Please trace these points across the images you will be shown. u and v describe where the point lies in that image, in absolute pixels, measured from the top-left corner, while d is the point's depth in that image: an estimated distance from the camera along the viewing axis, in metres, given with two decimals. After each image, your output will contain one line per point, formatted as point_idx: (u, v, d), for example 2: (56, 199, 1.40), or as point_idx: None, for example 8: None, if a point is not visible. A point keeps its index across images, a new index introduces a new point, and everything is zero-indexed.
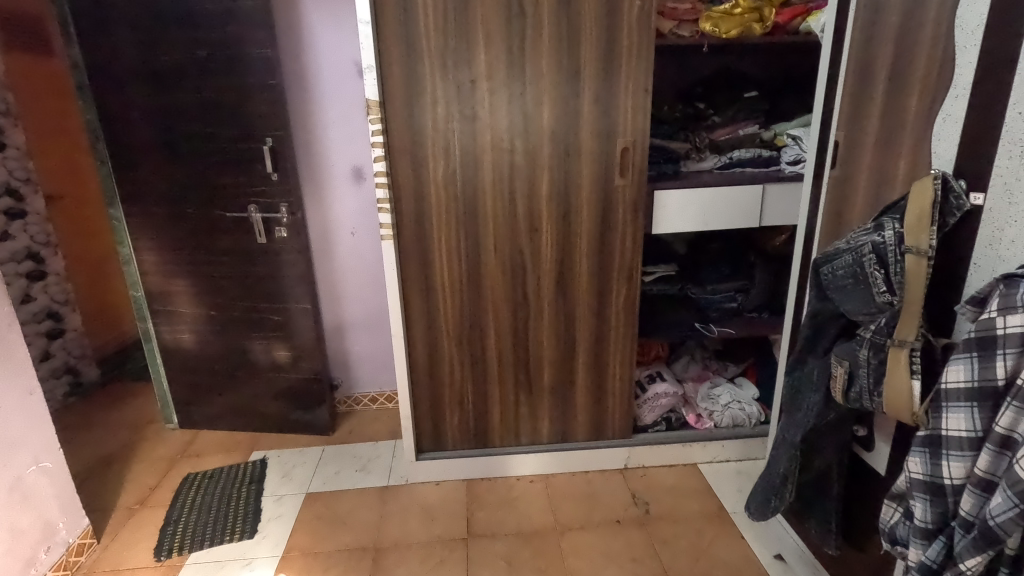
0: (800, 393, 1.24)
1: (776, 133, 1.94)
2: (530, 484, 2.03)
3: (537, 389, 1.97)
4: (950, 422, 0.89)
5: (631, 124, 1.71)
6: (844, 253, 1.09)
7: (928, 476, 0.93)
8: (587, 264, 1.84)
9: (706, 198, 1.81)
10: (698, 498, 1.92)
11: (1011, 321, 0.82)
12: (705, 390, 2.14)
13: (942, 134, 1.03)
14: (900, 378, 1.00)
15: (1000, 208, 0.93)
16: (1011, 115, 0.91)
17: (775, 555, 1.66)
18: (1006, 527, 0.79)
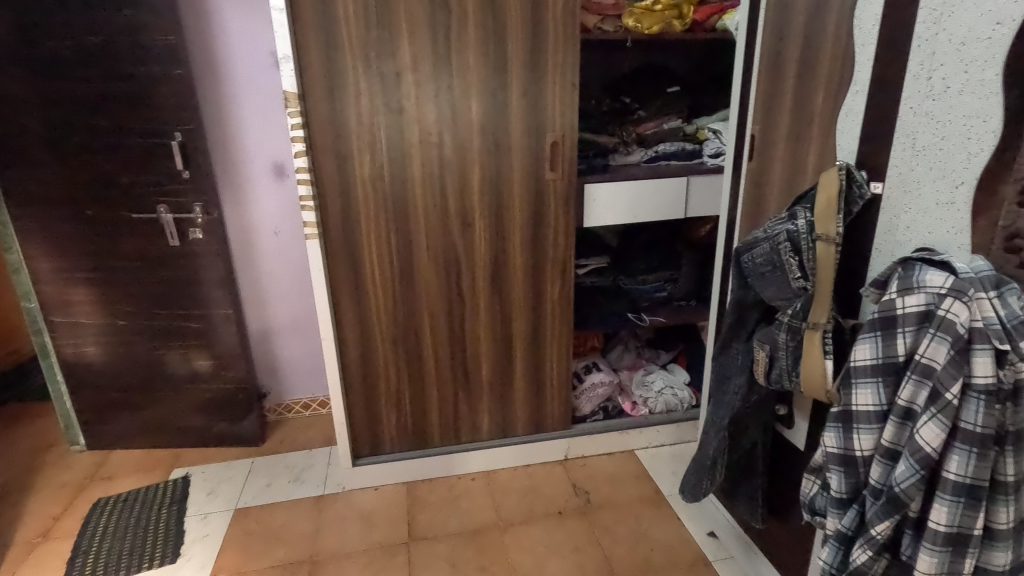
0: (725, 377, 1.29)
1: (698, 126, 2.00)
2: (473, 481, 2.01)
3: (476, 387, 1.95)
4: (859, 397, 0.95)
5: (559, 118, 1.71)
6: (762, 242, 1.13)
7: (842, 449, 1.00)
8: (522, 260, 1.84)
9: (634, 192, 1.87)
10: (636, 483, 1.97)
11: (909, 301, 0.89)
12: (640, 377, 2.20)
13: (845, 128, 1.10)
14: (815, 360, 1.06)
15: (896, 196, 1.01)
16: (904, 110, 0.98)
17: (708, 532, 1.74)
18: (909, 493, 0.87)
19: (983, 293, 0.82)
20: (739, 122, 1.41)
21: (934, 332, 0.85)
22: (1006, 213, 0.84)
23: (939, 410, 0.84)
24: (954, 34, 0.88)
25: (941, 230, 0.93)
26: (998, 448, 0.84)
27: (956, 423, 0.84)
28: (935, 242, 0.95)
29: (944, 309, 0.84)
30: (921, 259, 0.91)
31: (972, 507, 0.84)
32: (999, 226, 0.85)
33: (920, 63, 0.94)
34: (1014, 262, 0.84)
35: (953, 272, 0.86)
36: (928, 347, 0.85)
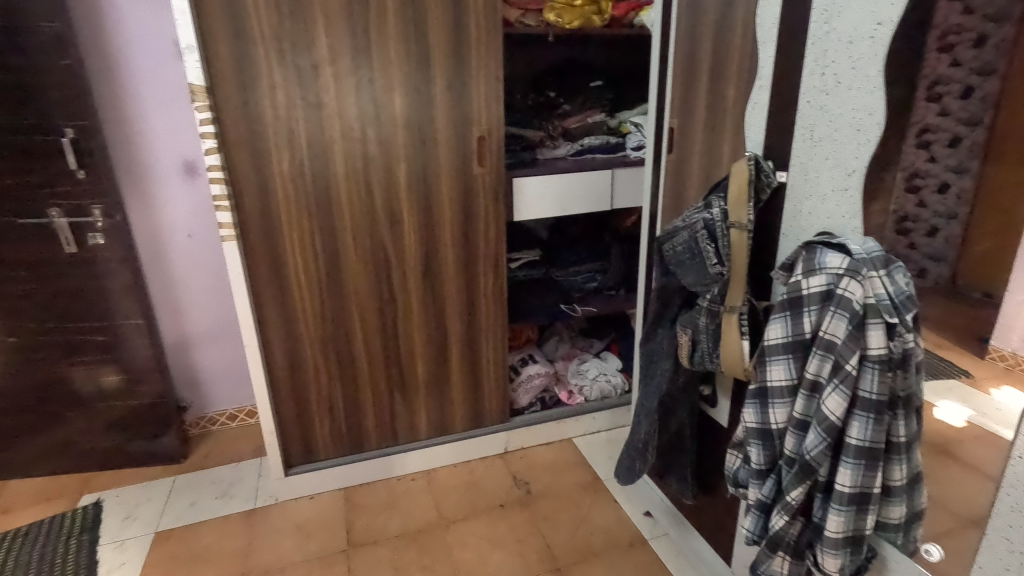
0: (652, 362, 1.34)
1: (620, 120, 2.06)
2: (413, 482, 1.99)
3: (412, 385, 1.92)
4: (773, 373, 1.02)
5: (484, 112, 1.71)
6: (680, 231, 1.18)
7: (759, 423, 1.06)
8: (453, 256, 1.82)
9: (562, 185, 1.89)
10: (575, 470, 2.01)
11: (813, 282, 0.95)
12: (575, 365, 2.24)
13: (752, 121, 1.16)
14: (732, 340, 1.13)
15: (798, 184, 1.08)
16: (802, 104, 1.04)
17: (644, 512, 1.80)
18: (818, 459, 0.94)
19: (874, 272, 0.90)
20: (657, 116, 1.46)
21: (834, 309, 0.92)
22: (897, 198, 0.96)
23: (841, 380, 0.91)
24: (843, 33, 0.95)
25: (838, 215, 1.01)
26: (891, 412, 0.93)
27: (856, 392, 0.91)
28: (833, 227, 1.02)
29: (843, 288, 0.91)
30: (821, 242, 0.98)
31: (871, 468, 0.92)
32: (890, 211, 0.96)
33: (814, 60, 1.01)
34: (904, 241, 0.96)
35: (849, 254, 0.93)
36: (829, 323, 0.92)
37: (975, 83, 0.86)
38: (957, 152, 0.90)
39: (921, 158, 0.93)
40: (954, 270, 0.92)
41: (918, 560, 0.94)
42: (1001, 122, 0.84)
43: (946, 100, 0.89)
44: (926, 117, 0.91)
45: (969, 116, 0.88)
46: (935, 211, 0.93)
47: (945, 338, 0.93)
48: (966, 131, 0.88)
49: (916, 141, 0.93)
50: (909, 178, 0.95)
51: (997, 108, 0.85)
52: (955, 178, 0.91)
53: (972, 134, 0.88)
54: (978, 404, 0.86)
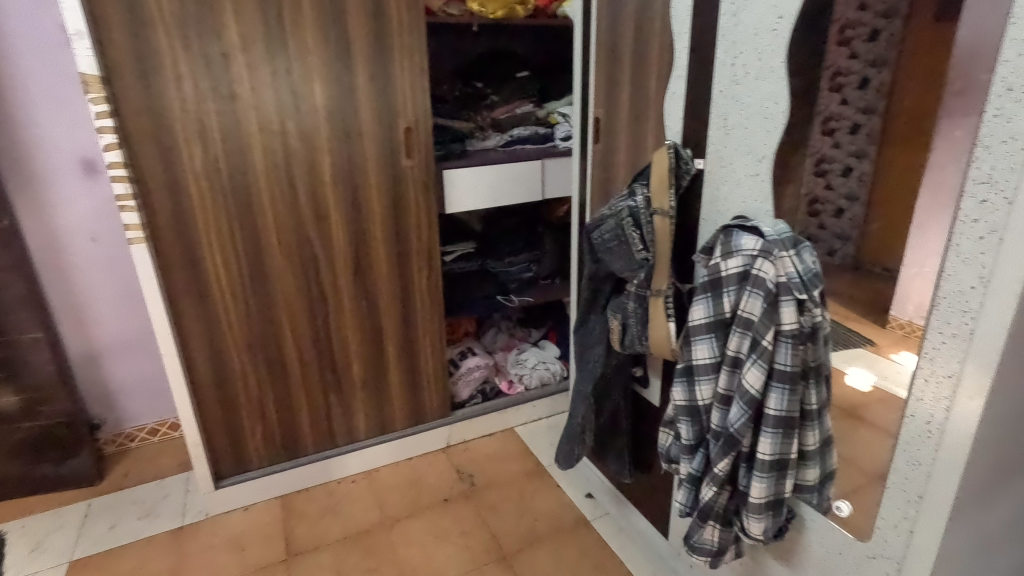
0: (586, 347, 1.37)
1: (549, 111, 2.06)
2: (353, 484, 1.94)
3: (348, 385, 1.87)
4: (698, 352, 1.07)
5: (410, 103, 1.67)
6: (607, 219, 1.20)
7: (688, 401, 1.11)
8: (385, 251, 1.78)
9: (493, 176, 1.89)
10: (518, 459, 2.03)
11: (730, 264, 1.00)
12: (514, 356, 2.26)
13: (671, 109, 1.20)
14: (660, 324, 1.17)
15: (715, 170, 1.12)
16: (715, 93, 1.09)
17: (586, 494, 1.84)
18: (741, 430, 1.00)
19: (784, 252, 0.96)
20: (583, 106, 1.48)
21: (750, 289, 0.97)
22: (806, 183, 1.02)
23: (758, 355, 0.96)
24: (749, 26, 0.99)
25: (751, 199, 1.06)
26: (804, 382, 0.99)
27: (772, 365, 0.97)
28: (747, 210, 1.08)
29: (757, 268, 0.96)
30: (737, 226, 1.03)
31: (788, 435, 0.98)
32: (801, 194, 1.02)
33: (724, 51, 1.05)
34: (815, 223, 1.02)
35: (762, 236, 0.99)
36: (746, 302, 0.97)
37: (870, 74, 0.92)
38: (858, 139, 0.96)
39: (827, 144, 0.99)
40: (858, 249, 0.98)
41: (831, 516, 1.02)
42: (892, 109, 0.90)
43: (846, 90, 0.95)
44: (829, 105, 0.97)
45: (866, 105, 0.93)
46: (843, 193, 0.98)
47: (853, 312, 0.99)
48: (864, 118, 0.94)
49: (821, 129, 0.99)
50: (817, 164, 1.00)
51: (890, 97, 0.89)
52: (857, 163, 0.97)
53: (869, 121, 0.94)
54: (882, 368, 0.91)
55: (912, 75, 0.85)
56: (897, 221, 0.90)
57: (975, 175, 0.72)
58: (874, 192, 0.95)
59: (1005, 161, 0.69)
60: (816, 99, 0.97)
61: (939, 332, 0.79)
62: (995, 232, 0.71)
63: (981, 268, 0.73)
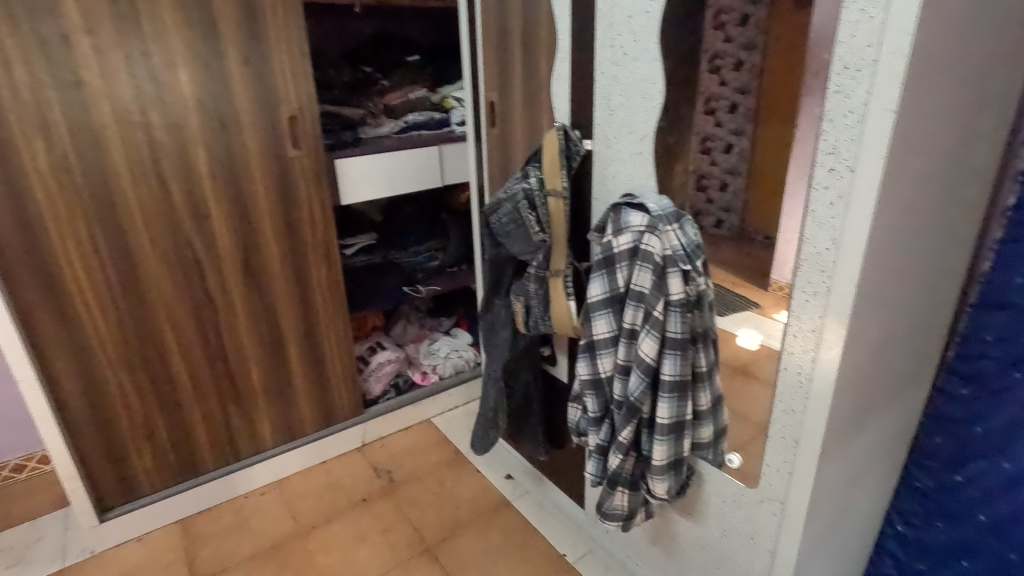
0: (493, 331, 1.38)
1: (444, 95, 2.01)
2: (263, 496, 1.83)
3: (248, 394, 1.75)
4: (598, 327, 1.11)
5: (293, 89, 1.56)
6: (504, 203, 1.21)
7: (591, 374, 1.15)
8: (277, 249, 1.67)
9: (389, 164, 1.84)
10: (436, 449, 2.02)
11: (622, 240, 1.05)
12: (426, 347, 2.24)
13: (558, 92, 1.22)
14: (561, 303, 1.20)
15: (602, 151, 1.16)
16: (598, 75, 1.12)
17: (506, 475, 1.87)
18: (641, 397, 1.05)
19: (669, 227, 1.01)
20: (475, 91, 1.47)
21: (640, 263, 1.02)
22: (693, 160, 1.07)
23: (651, 325, 1.02)
24: (625, 8, 1.02)
25: (637, 177, 1.11)
26: (693, 347, 1.05)
27: (665, 334, 1.02)
28: (634, 188, 1.12)
29: (645, 243, 1.01)
30: (625, 203, 1.08)
31: (682, 398, 1.05)
32: (690, 170, 1.08)
33: (603, 33, 1.08)
34: (703, 196, 1.08)
35: (648, 212, 1.04)
36: (637, 276, 1.02)
37: (743, 56, 0.96)
38: (736, 117, 1.00)
39: (710, 123, 1.04)
40: (741, 219, 1.01)
41: (726, 469, 1.10)
42: (761, 89, 0.94)
43: (724, 71, 1.00)
44: (710, 87, 1.02)
45: (741, 85, 0.97)
46: (724, 169, 1.03)
47: (740, 277, 1.03)
48: (740, 98, 0.98)
49: (704, 108, 1.04)
50: (702, 142, 1.06)
51: (759, 77, 0.94)
52: (737, 140, 1.01)
53: (744, 101, 0.98)
54: (767, 328, 0.96)
55: (775, 58, 0.90)
56: (770, 194, 0.94)
57: (823, 147, 0.79)
58: (751, 168, 0.98)
59: (846, 133, 0.76)
60: (698, 79, 1.02)
61: (803, 291, 0.87)
62: (842, 198, 0.79)
63: (833, 231, 0.81)
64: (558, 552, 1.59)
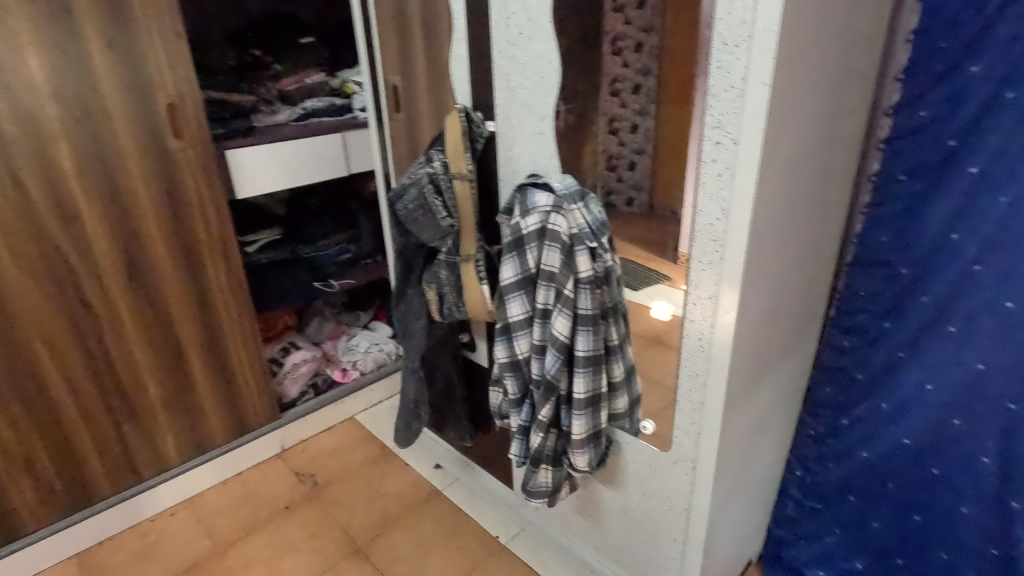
0: (407, 322, 1.34)
1: (344, 80, 1.93)
2: (172, 517, 1.71)
3: (145, 410, 1.61)
4: (512, 310, 1.10)
5: (169, 74, 1.42)
6: (409, 188, 1.18)
7: (509, 356, 1.15)
8: (166, 250, 1.54)
9: (286, 154, 1.74)
10: (361, 447, 1.96)
11: (529, 221, 1.05)
12: (344, 343, 2.16)
13: (457, 73, 1.19)
14: (473, 288, 1.19)
15: (504, 132, 1.15)
16: (496, 55, 1.10)
17: (435, 465, 1.85)
18: (557, 375, 1.06)
19: (573, 206, 1.03)
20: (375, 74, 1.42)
21: (548, 243, 1.03)
22: (602, 141, 1.06)
23: (562, 304, 1.03)
24: None
25: (541, 157, 1.11)
26: (605, 321, 1.08)
27: (576, 311, 1.04)
28: (539, 168, 1.12)
29: (552, 223, 1.02)
30: (530, 183, 1.08)
31: (597, 372, 1.07)
32: (600, 151, 1.06)
33: (498, 12, 1.06)
34: (614, 176, 1.06)
35: (553, 191, 1.05)
36: (546, 256, 1.03)
37: (642, 37, 0.95)
38: (640, 98, 0.98)
39: (615, 104, 1.02)
40: (651, 197, 0.99)
41: (641, 436, 1.14)
42: (660, 71, 0.93)
43: (626, 53, 0.98)
44: (613, 69, 1.00)
45: (642, 67, 0.96)
46: (632, 148, 1.01)
47: (652, 253, 1.02)
48: (643, 79, 0.97)
49: (609, 90, 1.02)
50: (610, 123, 1.04)
51: (660, 58, 0.92)
52: (642, 121, 0.99)
53: (647, 81, 0.96)
54: (679, 300, 0.97)
55: (673, 39, 0.88)
56: (674, 173, 0.93)
57: (710, 121, 0.82)
58: (656, 147, 0.96)
59: (729, 107, 0.79)
60: (601, 62, 1.01)
61: (699, 262, 0.91)
62: (729, 168, 0.82)
63: (722, 201, 0.85)
64: (491, 534, 1.60)
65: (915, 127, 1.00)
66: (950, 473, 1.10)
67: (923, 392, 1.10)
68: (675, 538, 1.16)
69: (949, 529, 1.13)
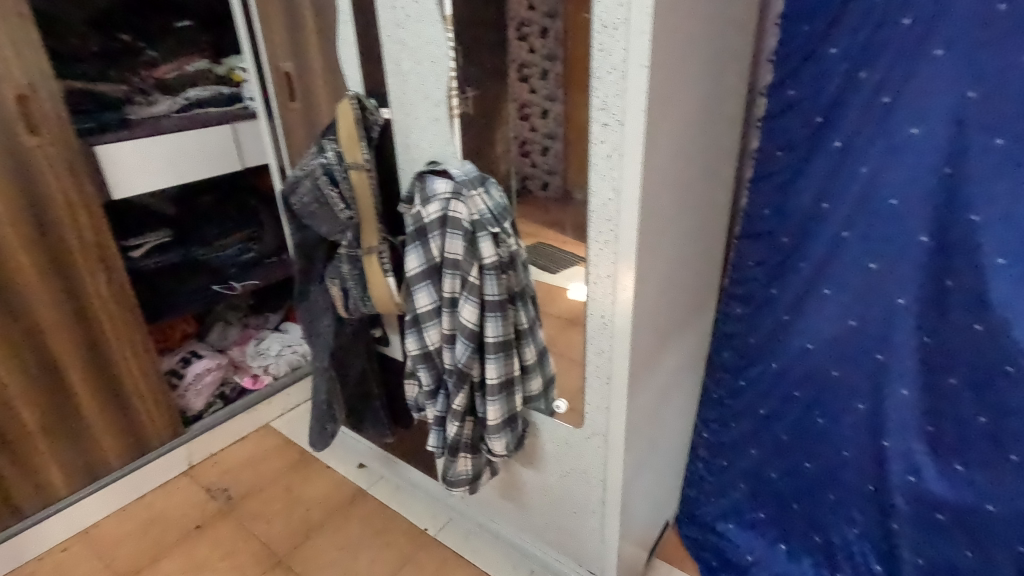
0: (314, 319, 1.31)
1: (230, 66, 1.78)
2: (65, 553, 1.56)
3: (20, 440, 1.44)
4: (420, 300, 1.08)
5: (15, 61, 1.26)
6: (303, 180, 1.13)
7: (421, 348, 1.13)
8: (30, 260, 1.37)
9: (168, 149, 1.61)
10: (278, 454, 1.87)
11: (430, 210, 1.03)
12: (253, 347, 2.05)
13: (346, 57, 1.14)
14: (379, 281, 1.16)
15: (400, 118, 1.12)
16: (385, 40, 1.06)
17: (358, 464, 1.80)
18: (468, 363, 1.06)
19: (474, 191, 1.01)
20: (265, 58, 1.34)
21: (450, 230, 1.01)
22: (514, 127, 1.03)
23: (469, 291, 1.02)
24: None
25: (438, 144, 1.09)
26: (513, 306, 1.08)
27: (483, 298, 1.03)
28: (437, 155, 1.11)
29: (452, 210, 1.01)
30: (429, 171, 1.07)
31: (508, 357, 1.08)
32: (511, 137, 1.04)
33: None
34: (528, 161, 1.02)
35: (452, 178, 1.04)
36: (450, 244, 1.02)
37: (546, 23, 0.90)
38: (547, 83, 0.93)
39: (524, 90, 0.99)
40: (564, 180, 0.96)
41: (556, 416, 1.16)
42: (566, 54, 0.87)
43: (532, 38, 0.94)
44: (520, 54, 0.97)
45: (548, 52, 0.91)
46: (543, 133, 0.97)
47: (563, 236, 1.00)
48: (550, 65, 0.92)
49: (518, 76, 0.99)
50: (521, 109, 1.00)
51: (564, 42, 0.87)
52: (551, 106, 0.94)
53: (553, 67, 0.91)
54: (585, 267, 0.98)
55: (575, 22, 0.84)
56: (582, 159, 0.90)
57: (595, 103, 0.84)
58: (568, 132, 0.91)
59: (612, 89, 0.81)
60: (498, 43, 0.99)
61: (596, 242, 0.93)
62: (616, 149, 0.85)
63: (613, 181, 0.87)
64: (419, 528, 1.58)
65: (786, 106, 1.07)
66: (833, 420, 1.22)
67: (806, 349, 1.20)
68: (594, 510, 1.21)
69: (834, 472, 1.25)
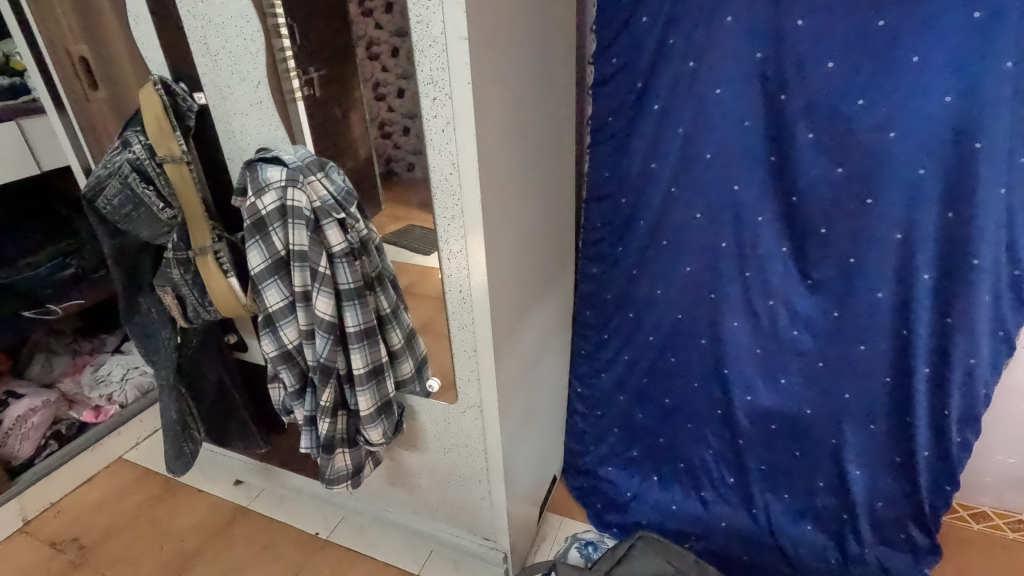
0: (149, 336, 1.17)
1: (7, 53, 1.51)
2: None
3: None
4: (270, 298, 1.01)
5: None
6: (108, 180, 1.00)
7: (279, 348, 1.06)
8: None
9: None
10: (138, 487, 1.68)
11: (266, 201, 0.96)
12: (90, 375, 1.81)
13: (144, 37, 1.02)
14: (219, 283, 1.05)
15: (218, 104, 1.03)
16: (185, 16, 0.96)
17: (235, 481, 1.67)
18: (331, 356, 1.02)
19: (311, 176, 0.95)
20: (46, 42, 1.14)
21: (292, 221, 0.95)
22: (369, 107, 0.93)
23: (321, 283, 0.97)
24: None
25: (265, 129, 1.02)
26: (371, 292, 1.05)
27: (338, 287, 0.99)
28: (267, 141, 1.04)
29: (291, 198, 0.94)
30: (259, 159, 0.98)
31: (373, 344, 1.05)
32: (369, 119, 0.94)
33: None
34: (390, 143, 0.94)
35: (286, 164, 0.96)
36: (294, 235, 0.96)
37: None
38: (400, 62, 0.85)
39: (377, 69, 0.89)
40: (430, 161, 0.89)
41: (431, 395, 1.16)
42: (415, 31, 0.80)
43: (376, 14, 0.85)
44: (367, 31, 0.87)
45: (397, 28, 0.82)
46: (404, 113, 0.89)
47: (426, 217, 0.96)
48: (400, 41, 0.83)
49: (367, 55, 0.89)
50: (374, 89, 0.91)
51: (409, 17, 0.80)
52: (406, 85, 0.86)
53: (404, 44, 0.83)
54: (437, 237, 0.96)
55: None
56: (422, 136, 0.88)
57: (422, 78, 0.83)
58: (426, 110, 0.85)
59: (436, 62, 0.81)
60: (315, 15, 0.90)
61: (443, 217, 0.93)
62: (449, 123, 0.84)
63: (451, 155, 0.87)
64: (310, 534, 1.52)
65: (610, 73, 1.14)
66: (683, 358, 1.35)
67: (655, 297, 1.30)
68: (480, 480, 1.23)
69: (690, 404, 1.39)
